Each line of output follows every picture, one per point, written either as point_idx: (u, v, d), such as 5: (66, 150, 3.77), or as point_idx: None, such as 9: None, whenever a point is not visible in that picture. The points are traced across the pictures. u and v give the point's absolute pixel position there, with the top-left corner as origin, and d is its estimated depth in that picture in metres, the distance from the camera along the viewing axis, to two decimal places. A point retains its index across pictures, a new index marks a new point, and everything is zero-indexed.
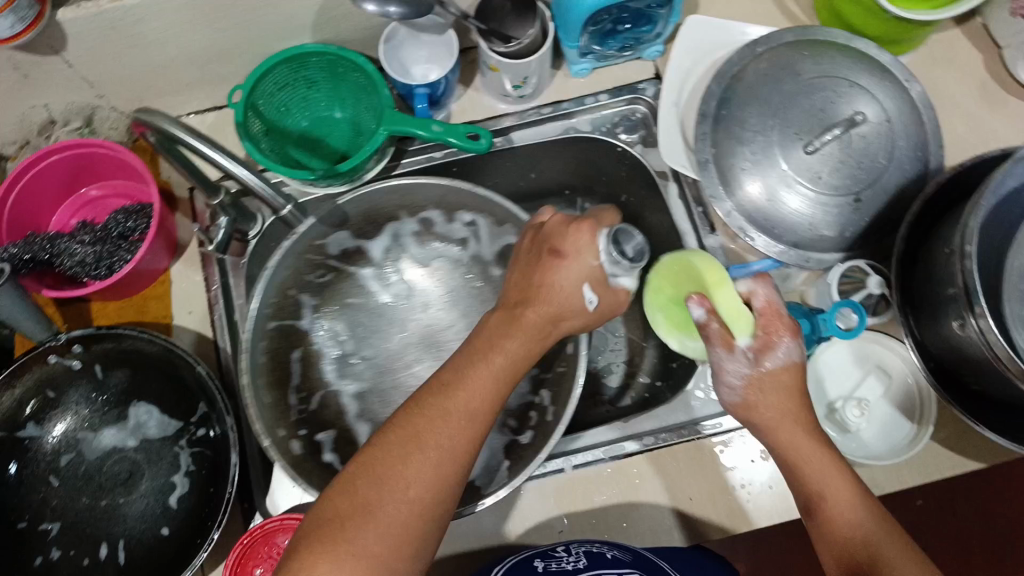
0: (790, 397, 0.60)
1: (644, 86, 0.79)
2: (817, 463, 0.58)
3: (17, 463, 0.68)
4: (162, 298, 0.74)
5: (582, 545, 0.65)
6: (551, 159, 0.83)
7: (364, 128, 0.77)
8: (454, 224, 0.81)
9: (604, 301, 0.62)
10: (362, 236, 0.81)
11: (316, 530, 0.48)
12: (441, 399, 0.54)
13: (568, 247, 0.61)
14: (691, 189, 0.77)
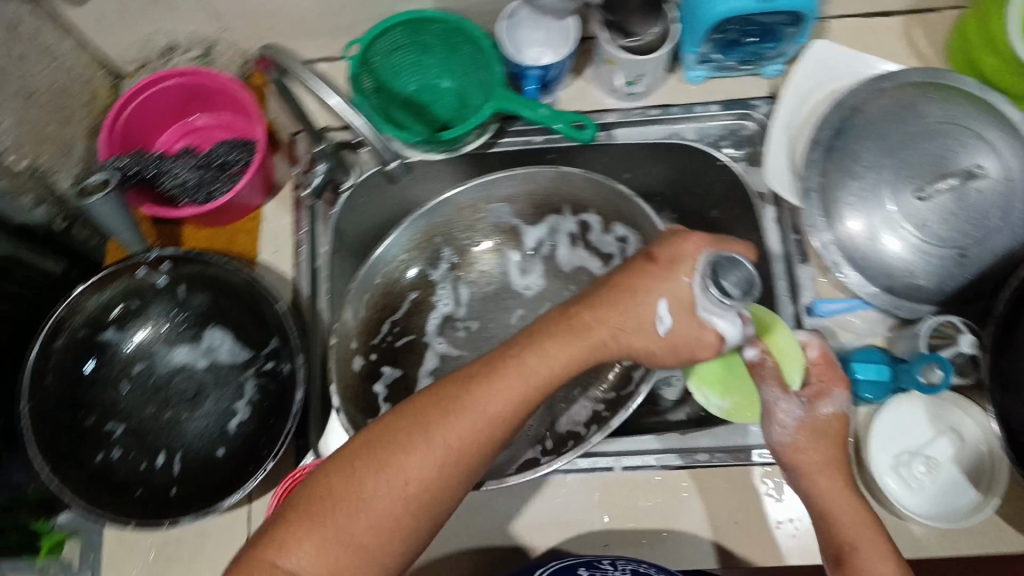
0: (833, 444, 0.59)
1: (757, 103, 0.77)
2: (853, 516, 0.56)
3: (96, 362, 0.74)
4: (251, 233, 0.77)
5: (629, 563, 0.64)
6: (649, 162, 0.82)
7: (471, 101, 0.75)
8: (608, 234, 0.81)
9: (682, 326, 0.55)
10: (522, 217, 0.83)
11: (308, 501, 0.50)
12: (461, 398, 0.53)
13: (661, 256, 0.57)
14: (789, 215, 0.75)
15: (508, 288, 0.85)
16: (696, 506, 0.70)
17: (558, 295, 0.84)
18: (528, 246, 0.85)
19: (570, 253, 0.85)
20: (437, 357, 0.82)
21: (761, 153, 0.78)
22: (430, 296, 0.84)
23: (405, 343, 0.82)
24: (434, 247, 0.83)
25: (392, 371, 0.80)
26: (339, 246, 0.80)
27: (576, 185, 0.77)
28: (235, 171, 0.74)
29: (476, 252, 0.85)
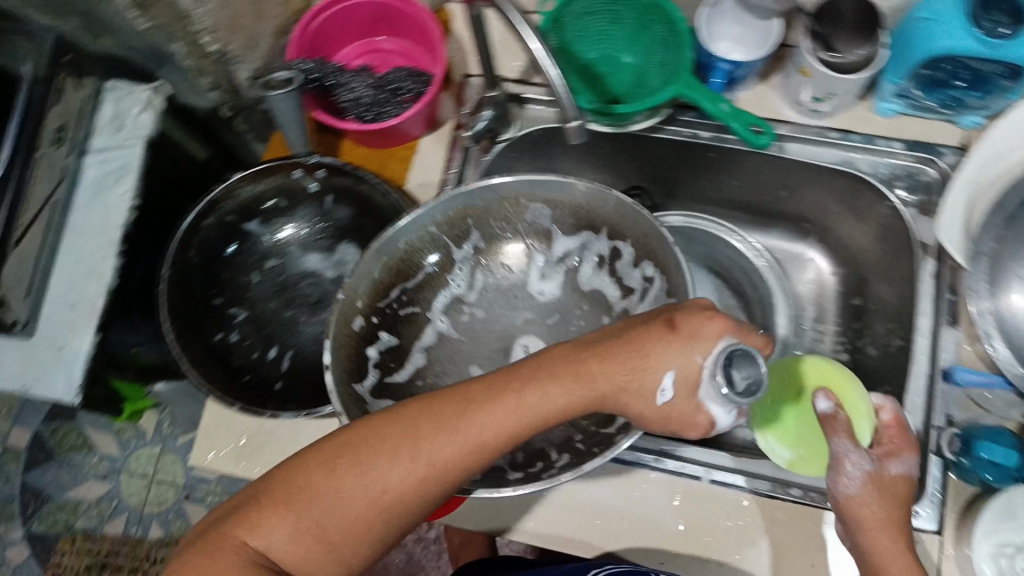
0: (897, 507, 0.59)
1: (945, 151, 0.72)
2: None
3: (236, 247, 0.79)
4: (404, 161, 0.78)
5: None
6: (811, 184, 0.79)
7: (649, 82, 0.74)
8: (634, 270, 0.70)
9: (682, 403, 0.52)
10: (559, 223, 0.71)
11: (285, 484, 0.51)
12: (454, 416, 0.51)
13: (685, 328, 0.53)
14: (950, 274, 0.72)
15: (521, 287, 0.76)
16: (773, 538, 0.67)
17: (569, 312, 0.75)
18: (555, 253, 0.74)
19: (592, 274, 0.74)
20: (434, 335, 0.74)
21: (935, 203, 0.74)
22: (445, 275, 0.73)
23: (406, 315, 0.72)
24: (464, 227, 0.71)
25: (388, 339, 0.70)
26: None
27: (625, 209, 0.66)
28: (405, 99, 0.75)
29: (504, 242, 0.74)
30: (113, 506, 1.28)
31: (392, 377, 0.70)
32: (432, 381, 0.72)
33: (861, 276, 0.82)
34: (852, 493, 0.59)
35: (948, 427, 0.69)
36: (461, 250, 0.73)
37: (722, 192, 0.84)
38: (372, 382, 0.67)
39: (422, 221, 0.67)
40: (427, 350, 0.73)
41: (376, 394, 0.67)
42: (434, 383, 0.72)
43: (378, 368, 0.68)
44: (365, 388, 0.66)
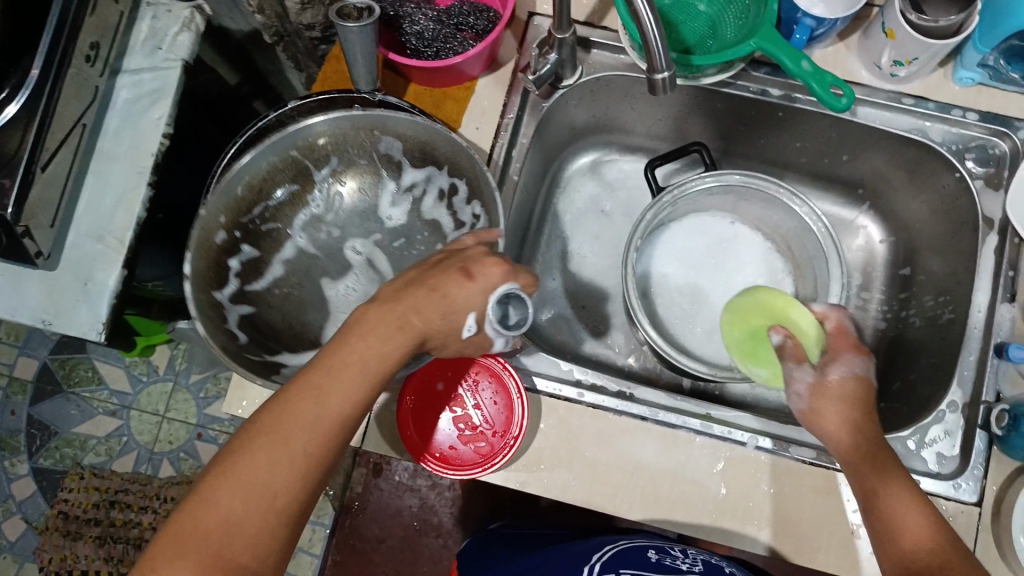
0: (852, 410, 0.58)
1: (1019, 125, 0.72)
2: (884, 476, 0.54)
3: None
4: (461, 103, 0.74)
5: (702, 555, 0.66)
6: (875, 150, 0.77)
7: (722, 33, 0.72)
8: (467, 207, 0.68)
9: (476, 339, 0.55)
10: (407, 155, 0.69)
11: (173, 542, 0.44)
12: (311, 403, 0.48)
13: (479, 272, 0.54)
14: (1012, 250, 0.71)
15: (371, 213, 0.73)
16: (807, 506, 0.67)
17: (413, 237, 0.73)
18: (402, 181, 0.71)
19: (433, 205, 0.72)
20: (295, 251, 0.71)
21: (1003, 177, 0.72)
22: (306, 192, 0.70)
23: (266, 230, 0.69)
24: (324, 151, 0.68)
25: (252, 251, 0.68)
26: (537, 138, 0.78)
27: (460, 147, 0.64)
28: (468, 36, 0.71)
29: (362, 169, 0.71)
30: (122, 443, 1.29)
31: (250, 284, 0.68)
32: (288, 291, 0.70)
33: (913, 245, 0.82)
34: (814, 412, 0.60)
35: (996, 401, 0.68)
36: (322, 173, 0.70)
37: (778, 152, 0.83)
38: (233, 289, 0.66)
39: (286, 143, 0.65)
40: (289, 261, 0.71)
41: (238, 298, 0.66)
42: (292, 292, 0.70)
43: (240, 277, 0.67)
44: (225, 295, 0.65)
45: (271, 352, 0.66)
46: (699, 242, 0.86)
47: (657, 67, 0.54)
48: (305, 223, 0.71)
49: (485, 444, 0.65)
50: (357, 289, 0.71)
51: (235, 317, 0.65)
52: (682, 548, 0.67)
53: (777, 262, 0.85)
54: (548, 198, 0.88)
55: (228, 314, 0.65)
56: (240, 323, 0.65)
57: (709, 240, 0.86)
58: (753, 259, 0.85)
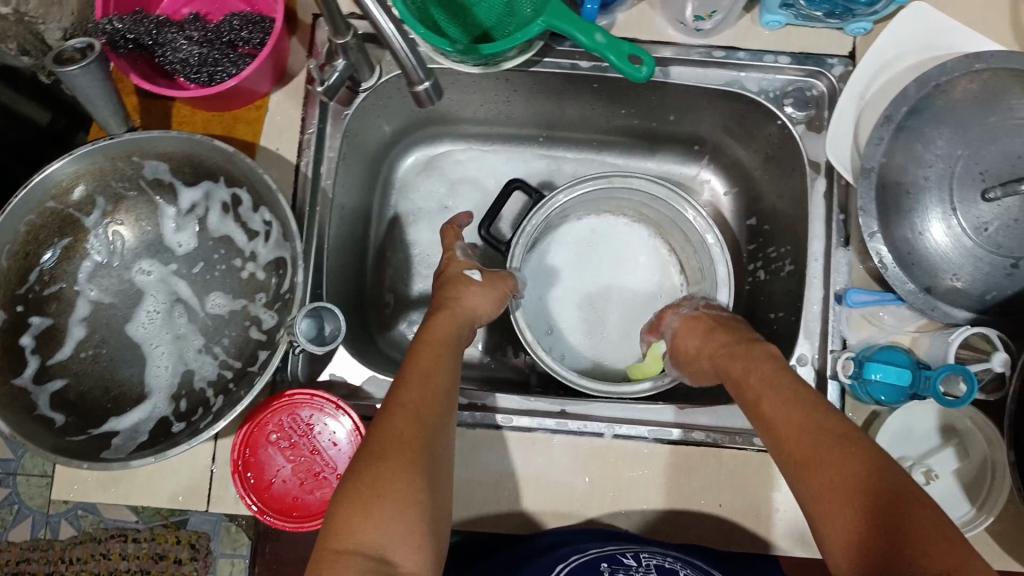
0: (697, 336, 0.65)
1: (833, 62, 0.70)
2: (754, 374, 0.56)
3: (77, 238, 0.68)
4: (253, 123, 0.68)
5: (653, 558, 0.60)
6: (701, 107, 0.75)
7: (518, 11, 0.68)
8: (256, 214, 0.64)
9: (488, 280, 0.68)
10: (177, 174, 0.64)
11: None
12: (379, 459, 0.48)
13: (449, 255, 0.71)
14: (840, 193, 0.70)
15: (158, 244, 0.67)
16: (672, 486, 0.67)
17: (210, 259, 0.67)
18: (182, 204, 0.66)
19: (220, 220, 0.66)
20: (91, 306, 0.65)
21: (824, 118, 0.71)
22: (81, 243, 0.64)
23: (48, 293, 0.63)
24: (85, 196, 0.62)
25: (44, 320, 0.62)
26: (348, 151, 0.73)
27: (229, 153, 0.60)
28: (244, 52, 0.65)
29: (134, 202, 0.65)
30: (15, 511, 1.21)
31: (52, 357, 0.62)
32: (95, 351, 0.64)
33: (755, 193, 0.80)
34: (693, 375, 0.66)
35: (843, 349, 0.69)
36: (92, 218, 0.64)
37: (611, 118, 0.80)
38: (35, 369, 0.60)
39: (38, 197, 0.59)
40: (88, 318, 0.64)
41: (43, 377, 0.60)
42: (99, 352, 0.64)
43: (39, 353, 0.61)
44: (27, 379, 0.59)
45: (94, 425, 0.60)
46: (572, 249, 0.84)
47: (414, 76, 0.53)
48: (92, 271, 0.65)
49: (331, 489, 0.62)
50: (161, 313, 0.66)
51: (45, 398, 0.60)
52: (634, 554, 0.60)
53: (639, 229, 0.85)
54: (384, 199, 0.83)
55: (36, 397, 0.59)
56: (52, 404, 0.60)
57: (585, 245, 0.84)
58: (627, 239, 0.84)
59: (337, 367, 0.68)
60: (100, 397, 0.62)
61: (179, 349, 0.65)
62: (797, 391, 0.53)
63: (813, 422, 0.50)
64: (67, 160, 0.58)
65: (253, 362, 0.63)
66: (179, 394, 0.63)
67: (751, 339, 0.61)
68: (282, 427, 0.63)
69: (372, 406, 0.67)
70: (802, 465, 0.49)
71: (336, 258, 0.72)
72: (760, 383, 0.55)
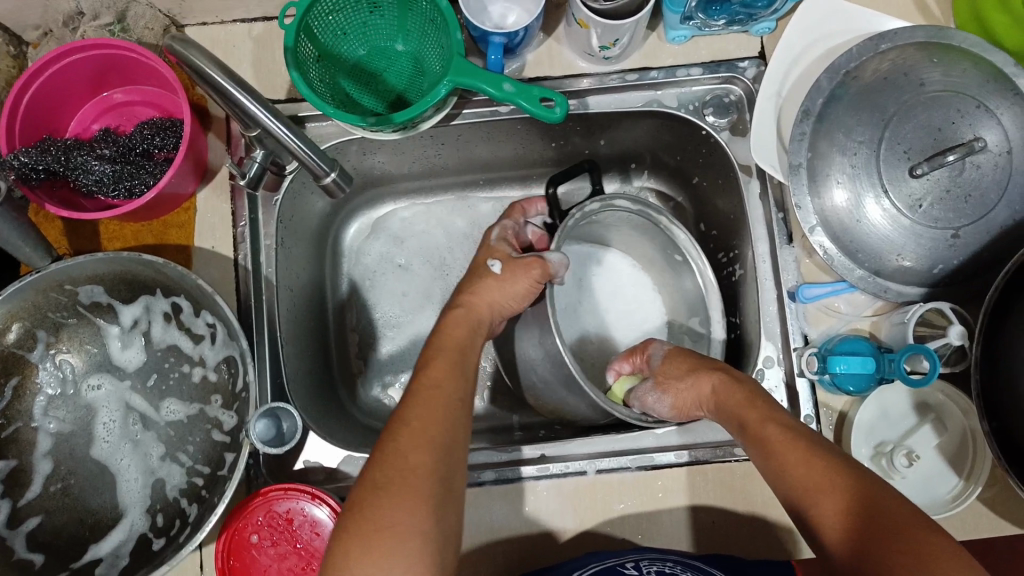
0: (683, 363, 0.64)
1: (745, 65, 0.71)
2: (746, 403, 0.57)
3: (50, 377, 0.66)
4: (184, 226, 0.68)
5: (653, 564, 0.59)
6: (626, 127, 0.75)
7: (427, 67, 0.68)
8: (198, 318, 0.64)
9: (512, 269, 0.65)
10: (114, 293, 0.64)
11: None
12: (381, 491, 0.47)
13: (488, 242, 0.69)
14: (776, 190, 0.71)
15: (106, 363, 0.66)
16: (661, 510, 0.67)
17: (162, 370, 0.66)
18: (124, 321, 0.66)
19: (164, 331, 0.66)
20: (52, 439, 0.64)
21: (746, 120, 0.71)
22: (30, 380, 0.64)
23: (5, 436, 0.62)
24: (24, 333, 0.62)
25: (7, 464, 0.62)
26: (285, 235, 0.72)
27: (158, 265, 0.61)
28: (161, 158, 0.65)
29: (76, 328, 0.65)
30: None
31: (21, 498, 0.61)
32: (65, 484, 0.63)
33: (699, 199, 0.80)
34: (673, 401, 0.63)
35: (805, 345, 0.68)
36: (36, 352, 0.64)
37: (543, 152, 0.80)
38: (5, 515, 0.60)
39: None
40: (52, 451, 0.64)
41: (16, 521, 0.60)
42: (70, 483, 0.63)
43: (8, 496, 0.61)
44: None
45: (75, 557, 0.60)
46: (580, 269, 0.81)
47: (319, 173, 0.58)
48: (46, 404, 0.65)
49: None
50: (117, 424, 0.65)
51: (21, 543, 0.59)
52: (634, 564, 0.60)
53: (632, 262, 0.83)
54: (334, 268, 0.82)
55: (13, 543, 0.59)
56: (30, 545, 0.60)
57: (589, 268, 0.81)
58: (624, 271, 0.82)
59: (311, 454, 0.67)
60: (77, 531, 0.61)
61: (147, 462, 0.64)
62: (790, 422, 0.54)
63: (801, 446, 0.51)
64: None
65: (222, 466, 0.62)
66: (155, 508, 0.62)
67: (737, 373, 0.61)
68: (262, 525, 0.62)
69: (352, 487, 0.66)
70: (794, 484, 0.50)
71: (293, 342, 0.71)
72: (755, 414, 0.55)
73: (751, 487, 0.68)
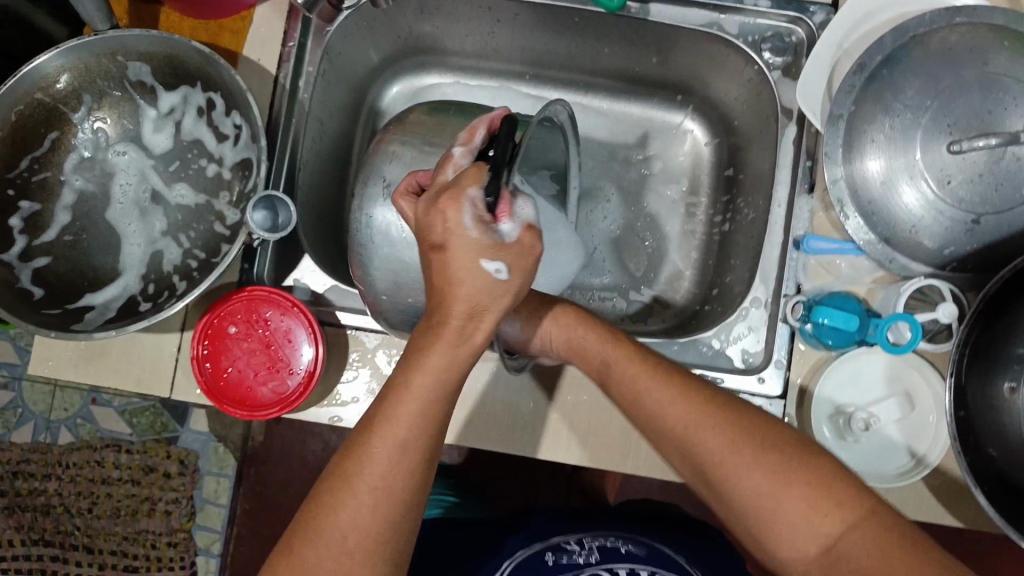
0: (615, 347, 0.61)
1: (814, 10, 0.71)
2: (701, 422, 0.53)
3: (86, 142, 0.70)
4: (238, 34, 0.71)
5: (595, 540, 0.66)
6: (680, 49, 0.75)
7: None
8: (227, 119, 0.68)
9: (519, 267, 0.48)
10: (158, 77, 0.68)
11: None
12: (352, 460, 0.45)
13: (442, 231, 0.47)
14: (810, 139, 0.71)
15: (135, 141, 0.71)
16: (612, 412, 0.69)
17: (184, 159, 0.71)
18: (161, 106, 0.70)
19: (193, 125, 0.70)
20: (75, 195, 0.69)
21: (800, 65, 0.71)
22: (68, 137, 0.69)
23: (34, 181, 0.67)
24: (69, 92, 0.66)
25: (31, 205, 0.67)
26: (329, 70, 0.74)
27: (205, 55, 0.64)
28: None
29: (118, 101, 0.69)
30: (18, 415, 1.19)
31: (37, 239, 0.67)
32: (75, 238, 0.68)
33: (735, 143, 0.80)
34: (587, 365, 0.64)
35: (796, 294, 0.69)
36: (78, 114, 0.68)
37: (595, 58, 0.80)
38: (20, 248, 0.65)
39: (25, 87, 0.63)
40: (72, 206, 0.69)
41: (28, 255, 0.66)
42: (80, 239, 0.68)
43: (26, 234, 0.66)
44: (12, 256, 0.65)
45: (71, 300, 0.66)
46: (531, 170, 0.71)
47: None
48: (78, 164, 0.70)
49: (281, 383, 0.65)
50: (134, 200, 0.71)
51: (27, 276, 0.65)
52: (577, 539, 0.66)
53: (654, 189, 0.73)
54: (370, 123, 0.84)
55: (18, 274, 0.65)
56: (34, 280, 0.65)
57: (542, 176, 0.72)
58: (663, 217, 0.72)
59: (302, 275, 0.71)
60: (77, 281, 0.67)
61: (154, 239, 0.70)
62: (742, 424, 0.53)
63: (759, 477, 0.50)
64: (52, 53, 0.62)
65: (216, 254, 0.67)
66: (149, 277, 0.68)
67: (676, 365, 0.58)
68: (241, 320, 0.66)
69: (333, 313, 0.70)
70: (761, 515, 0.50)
71: (311, 172, 0.74)
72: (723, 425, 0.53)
73: None
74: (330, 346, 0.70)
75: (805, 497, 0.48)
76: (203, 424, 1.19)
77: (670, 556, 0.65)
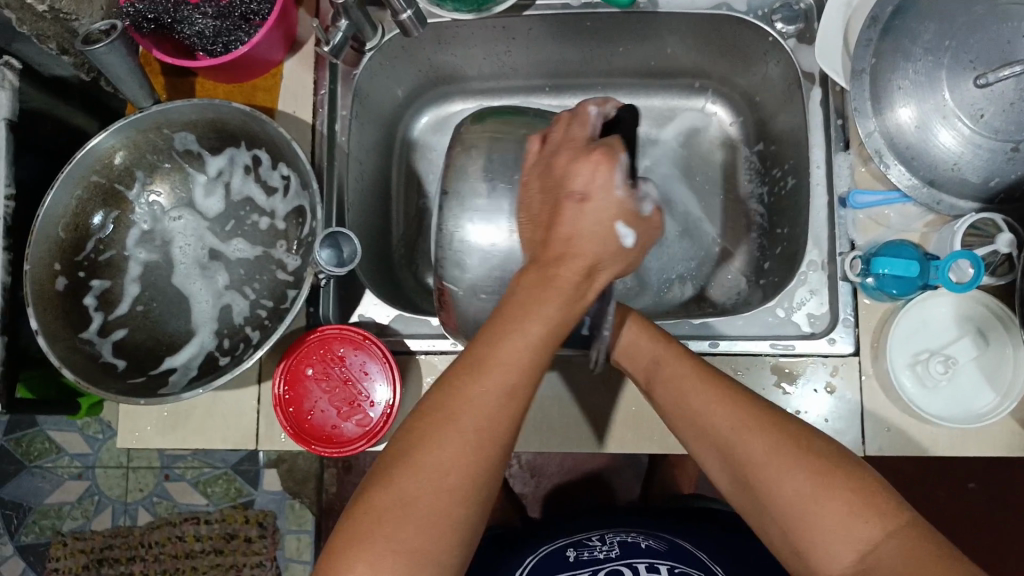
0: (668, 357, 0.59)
1: None
2: (742, 428, 0.53)
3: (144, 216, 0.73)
4: (272, 90, 0.74)
5: (617, 536, 0.67)
6: (692, 35, 0.77)
7: None
8: (275, 171, 0.71)
9: (640, 238, 0.49)
10: (203, 143, 0.71)
11: (357, 521, 0.46)
12: (456, 392, 0.47)
13: (582, 183, 0.47)
14: (837, 98, 0.72)
15: (189, 207, 0.74)
16: None
17: (238, 217, 0.74)
18: (209, 171, 0.73)
19: (242, 183, 0.73)
20: (141, 267, 0.72)
21: (813, 29, 0.73)
22: (127, 214, 0.72)
23: (102, 260, 0.70)
24: (123, 170, 0.70)
25: (102, 283, 0.70)
26: (360, 111, 0.77)
27: (246, 114, 0.66)
28: (256, 23, 0.70)
29: (168, 171, 0.72)
30: (96, 502, 1.21)
31: (112, 313, 0.69)
32: (147, 307, 0.71)
33: (761, 118, 0.81)
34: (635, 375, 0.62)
35: (851, 250, 0.70)
36: (133, 190, 0.72)
37: (611, 59, 0.82)
38: (99, 324, 0.68)
39: (82, 170, 0.66)
40: (140, 277, 0.72)
41: (106, 330, 0.68)
42: (152, 308, 0.71)
43: (101, 310, 0.69)
44: (92, 333, 0.67)
45: (152, 366, 0.68)
46: None
47: (398, 8, 0.68)
48: (139, 237, 0.73)
49: (364, 415, 0.67)
50: (195, 264, 0.73)
51: (109, 348, 0.67)
52: (600, 537, 0.68)
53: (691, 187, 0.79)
54: (405, 157, 0.87)
55: (101, 348, 0.67)
56: (116, 351, 0.67)
57: None
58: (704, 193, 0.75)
59: (366, 309, 0.73)
60: (154, 347, 0.69)
61: (221, 295, 0.72)
62: (787, 438, 0.52)
63: (791, 483, 0.50)
64: (105, 134, 0.66)
65: (284, 300, 0.70)
66: (222, 331, 0.71)
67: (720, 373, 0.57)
68: (317, 360, 0.68)
69: (401, 341, 0.72)
70: (798, 519, 0.49)
71: (359, 210, 0.77)
72: (762, 427, 0.52)
73: (776, 384, 0.69)
74: (405, 374, 0.71)
75: (845, 506, 0.48)
76: (276, 483, 1.20)
77: (702, 560, 0.63)
